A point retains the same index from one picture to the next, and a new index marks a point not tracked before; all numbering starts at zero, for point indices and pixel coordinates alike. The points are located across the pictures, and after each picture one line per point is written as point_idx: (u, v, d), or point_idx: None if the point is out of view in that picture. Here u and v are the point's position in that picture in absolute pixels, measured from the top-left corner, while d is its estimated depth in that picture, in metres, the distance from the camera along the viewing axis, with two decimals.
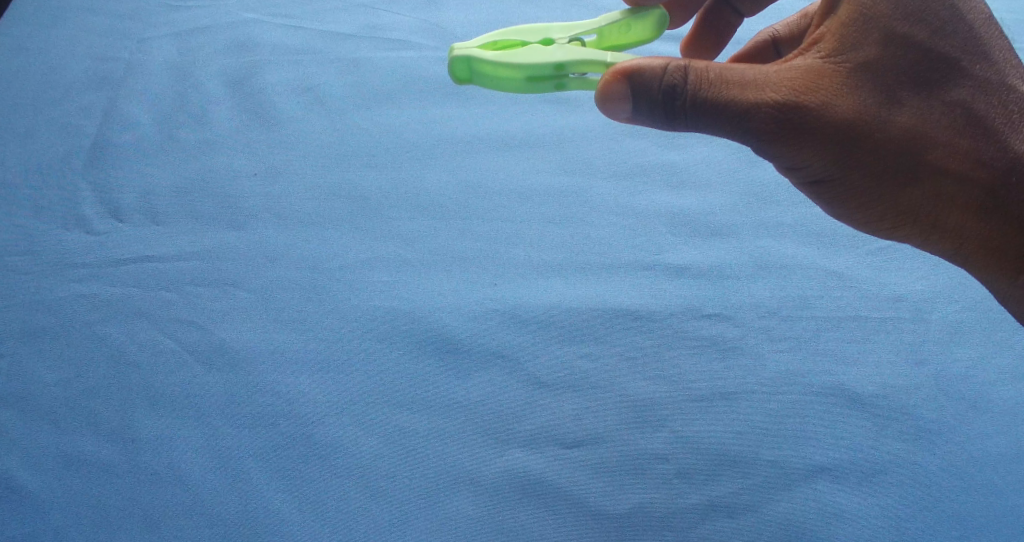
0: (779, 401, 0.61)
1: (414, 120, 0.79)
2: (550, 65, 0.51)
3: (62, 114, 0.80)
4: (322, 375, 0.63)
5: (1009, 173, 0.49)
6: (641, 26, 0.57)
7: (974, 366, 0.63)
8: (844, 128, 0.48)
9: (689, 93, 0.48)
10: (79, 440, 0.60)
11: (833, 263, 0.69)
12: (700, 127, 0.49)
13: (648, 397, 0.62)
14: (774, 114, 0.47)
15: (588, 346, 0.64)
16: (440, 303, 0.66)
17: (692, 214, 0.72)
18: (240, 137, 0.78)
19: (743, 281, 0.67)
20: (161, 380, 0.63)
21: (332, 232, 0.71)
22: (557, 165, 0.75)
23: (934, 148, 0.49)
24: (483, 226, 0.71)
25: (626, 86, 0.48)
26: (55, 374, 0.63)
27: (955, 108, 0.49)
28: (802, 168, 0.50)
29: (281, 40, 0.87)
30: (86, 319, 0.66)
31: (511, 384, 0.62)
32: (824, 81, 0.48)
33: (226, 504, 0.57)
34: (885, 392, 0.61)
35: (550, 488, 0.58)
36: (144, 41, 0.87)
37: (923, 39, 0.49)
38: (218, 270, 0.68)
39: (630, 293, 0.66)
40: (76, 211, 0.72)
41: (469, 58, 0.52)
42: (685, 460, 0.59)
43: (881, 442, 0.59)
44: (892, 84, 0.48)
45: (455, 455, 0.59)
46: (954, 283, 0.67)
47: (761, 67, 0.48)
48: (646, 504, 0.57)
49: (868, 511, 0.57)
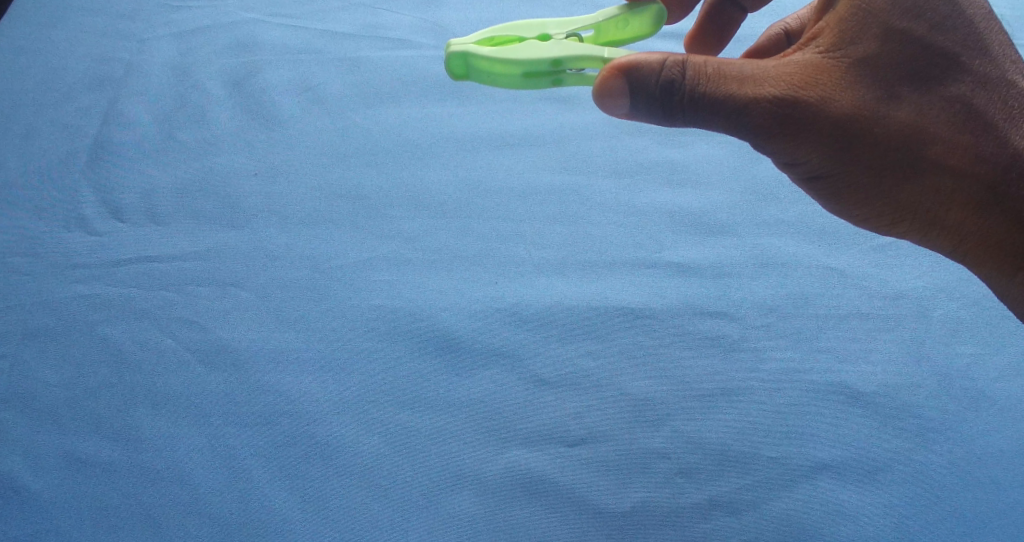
0: (781, 399, 0.61)
1: (414, 119, 0.79)
2: (547, 61, 0.51)
3: (63, 114, 0.80)
4: (323, 374, 0.63)
5: (1009, 168, 0.49)
6: (638, 20, 0.57)
7: (977, 364, 0.63)
8: (843, 123, 0.48)
9: (686, 88, 0.47)
10: (79, 440, 0.60)
11: (834, 260, 0.68)
12: (698, 123, 0.49)
13: (649, 395, 0.61)
14: (772, 109, 0.47)
15: (588, 345, 0.64)
16: (440, 302, 0.66)
17: (693, 212, 0.72)
18: (240, 137, 0.78)
19: (743, 278, 0.67)
20: (161, 379, 0.63)
21: (332, 231, 0.71)
22: (558, 163, 0.75)
23: (934, 144, 0.48)
24: (483, 224, 0.71)
25: (623, 81, 0.48)
26: (56, 374, 0.63)
27: (955, 103, 0.49)
28: (801, 165, 0.50)
29: (282, 40, 0.87)
30: (87, 319, 0.66)
31: (512, 383, 0.62)
32: (822, 76, 0.48)
33: (227, 503, 0.57)
34: (887, 389, 0.61)
35: (551, 486, 0.58)
36: (144, 42, 0.87)
37: (923, 34, 0.49)
38: (218, 270, 0.68)
39: (630, 291, 0.66)
40: (76, 212, 0.72)
41: (465, 54, 0.52)
42: (687, 458, 0.59)
43: (884, 439, 0.59)
44: (891, 79, 0.48)
45: (455, 453, 0.59)
46: (956, 280, 0.67)
47: (759, 63, 0.48)
48: (647, 503, 0.57)
49: (870, 508, 0.57)
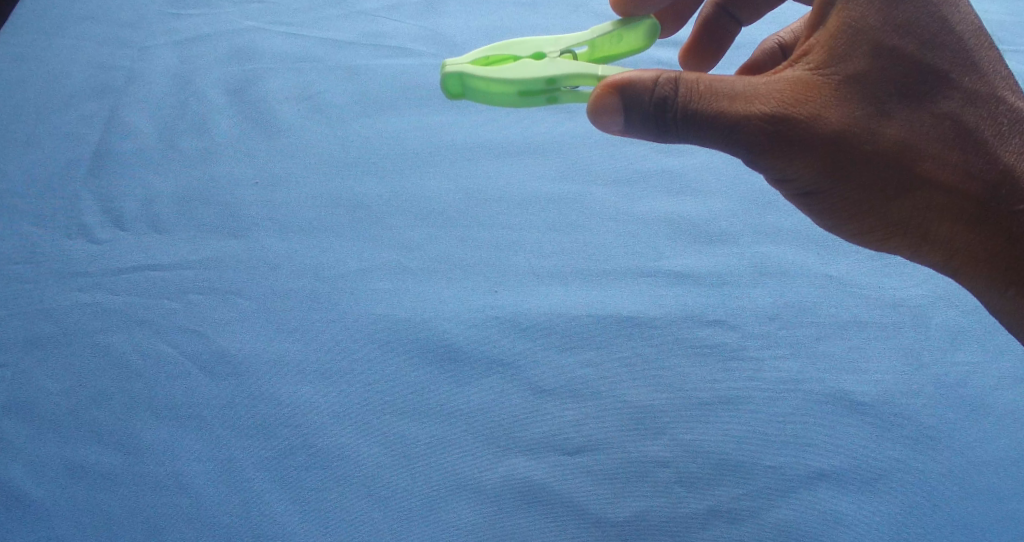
0: (779, 407, 0.61)
1: (414, 128, 0.79)
2: (541, 79, 0.52)
3: (64, 122, 0.80)
4: (325, 382, 0.63)
5: (1000, 184, 0.49)
6: (633, 35, 0.58)
7: (975, 372, 0.63)
8: (834, 139, 0.48)
9: (678, 104, 0.48)
10: (81, 448, 0.61)
11: (832, 268, 0.69)
12: (690, 139, 0.50)
13: (647, 404, 0.62)
14: (762, 126, 0.48)
15: (587, 354, 0.64)
16: (441, 311, 0.66)
17: (692, 220, 0.72)
18: (241, 146, 0.78)
19: (741, 288, 0.68)
20: (162, 388, 0.63)
21: (334, 240, 0.71)
22: (557, 173, 0.75)
23: (923, 160, 0.49)
24: (483, 233, 0.71)
25: (617, 98, 0.49)
26: (57, 382, 0.64)
27: (945, 119, 0.49)
28: (792, 181, 0.51)
29: (282, 48, 0.87)
30: (88, 327, 0.67)
31: (512, 392, 0.63)
32: (813, 93, 0.48)
33: (231, 511, 0.58)
34: (886, 398, 0.62)
35: (550, 495, 0.58)
36: (145, 50, 0.87)
37: (912, 51, 0.49)
38: (219, 279, 0.69)
39: (629, 300, 0.67)
40: (77, 220, 0.73)
41: (460, 74, 0.53)
42: (686, 467, 0.59)
43: (882, 448, 0.60)
44: (881, 95, 0.48)
45: (455, 462, 0.60)
46: (954, 288, 0.67)
47: (750, 79, 0.49)
48: (645, 512, 0.58)
49: (867, 517, 0.57)
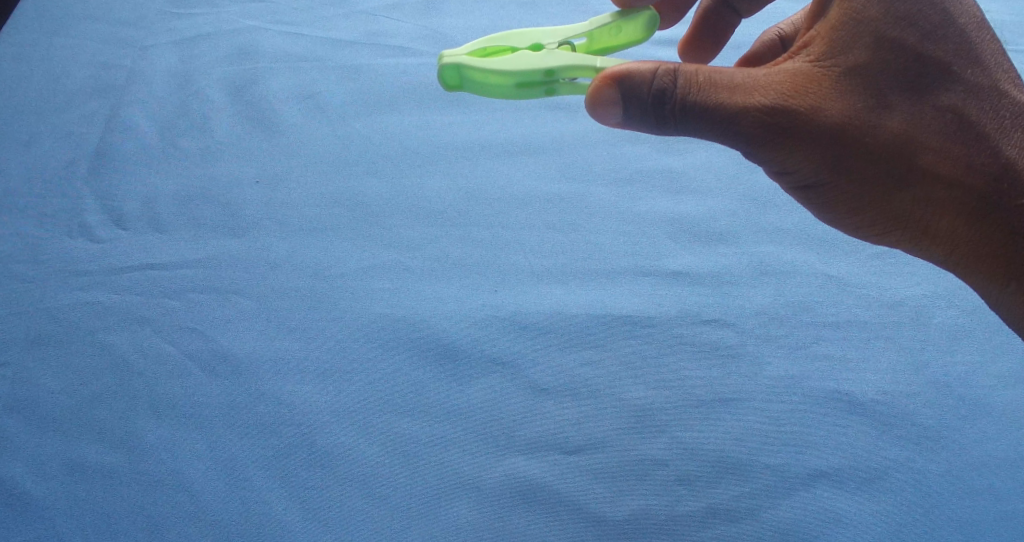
0: (779, 406, 0.61)
1: (414, 127, 0.79)
2: (540, 71, 0.52)
3: (66, 122, 0.80)
4: (322, 381, 0.63)
5: (1001, 178, 0.49)
6: (631, 28, 0.57)
7: (976, 370, 0.63)
8: (834, 132, 0.48)
9: (677, 96, 0.48)
10: (81, 447, 0.60)
11: (833, 268, 0.68)
12: (689, 132, 0.49)
13: (647, 403, 0.61)
14: (762, 118, 0.48)
15: (587, 352, 0.64)
16: (440, 310, 0.66)
17: (693, 219, 0.72)
18: (242, 145, 0.78)
19: (742, 287, 0.67)
20: (161, 387, 0.63)
21: (333, 239, 0.71)
22: (557, 172, 0.75)
23: (923, 153, 0.48)
24: (482, 233, 0.71)
25: (616, 91, 0.49)
26: (56, 381, 0.64)
27: (947, 113, 0.49)
28: (792, 174, 0.51)
29: (283, 47, 0.87)
30: (88, 326, 0.66)
31: (511, 391, 0.62)
32: (813, 85, 0.48)
33: (228, 510, 0.57)
34: (886, 397, 0.61)
35: (550, 494, 0.58)
36: (146, 50, 0.87)
37: (914, 43, 0.49)
38: (219, 278, 0.69)
39: (628, 299, 0.67)
40: (79, 219, 0.73)
41: (457, 66, 0.53)
42: (686, 466, 0.59)
43: (883, 448, 0.59)
44: (882, 88, 0.48)
45: (454, 461, 0.59)
46: (955, 288, 0.67)
47: (750, 71, 0.49)
48: (645, 510, 0.57)
49: (868, 516, 0.57)
